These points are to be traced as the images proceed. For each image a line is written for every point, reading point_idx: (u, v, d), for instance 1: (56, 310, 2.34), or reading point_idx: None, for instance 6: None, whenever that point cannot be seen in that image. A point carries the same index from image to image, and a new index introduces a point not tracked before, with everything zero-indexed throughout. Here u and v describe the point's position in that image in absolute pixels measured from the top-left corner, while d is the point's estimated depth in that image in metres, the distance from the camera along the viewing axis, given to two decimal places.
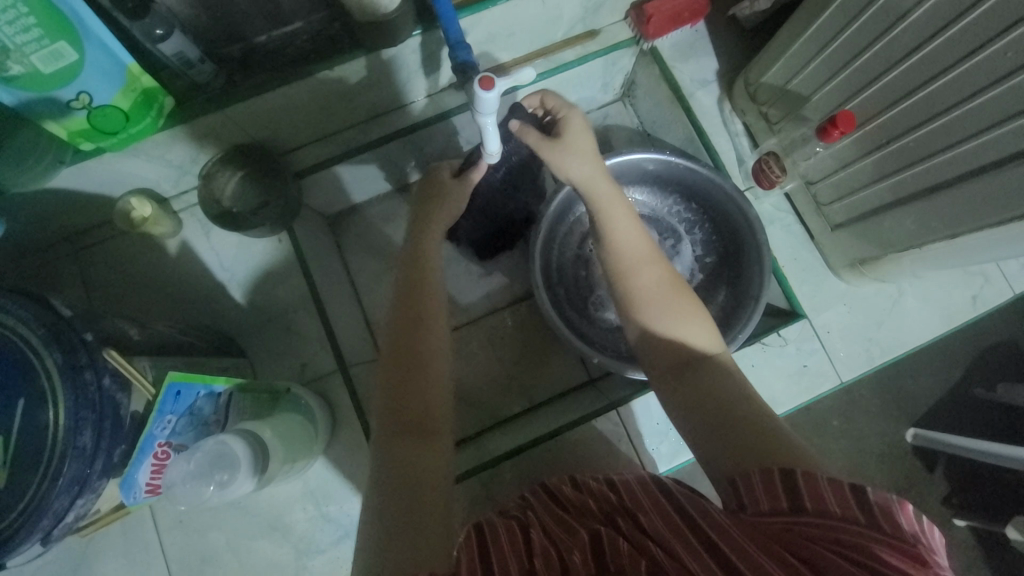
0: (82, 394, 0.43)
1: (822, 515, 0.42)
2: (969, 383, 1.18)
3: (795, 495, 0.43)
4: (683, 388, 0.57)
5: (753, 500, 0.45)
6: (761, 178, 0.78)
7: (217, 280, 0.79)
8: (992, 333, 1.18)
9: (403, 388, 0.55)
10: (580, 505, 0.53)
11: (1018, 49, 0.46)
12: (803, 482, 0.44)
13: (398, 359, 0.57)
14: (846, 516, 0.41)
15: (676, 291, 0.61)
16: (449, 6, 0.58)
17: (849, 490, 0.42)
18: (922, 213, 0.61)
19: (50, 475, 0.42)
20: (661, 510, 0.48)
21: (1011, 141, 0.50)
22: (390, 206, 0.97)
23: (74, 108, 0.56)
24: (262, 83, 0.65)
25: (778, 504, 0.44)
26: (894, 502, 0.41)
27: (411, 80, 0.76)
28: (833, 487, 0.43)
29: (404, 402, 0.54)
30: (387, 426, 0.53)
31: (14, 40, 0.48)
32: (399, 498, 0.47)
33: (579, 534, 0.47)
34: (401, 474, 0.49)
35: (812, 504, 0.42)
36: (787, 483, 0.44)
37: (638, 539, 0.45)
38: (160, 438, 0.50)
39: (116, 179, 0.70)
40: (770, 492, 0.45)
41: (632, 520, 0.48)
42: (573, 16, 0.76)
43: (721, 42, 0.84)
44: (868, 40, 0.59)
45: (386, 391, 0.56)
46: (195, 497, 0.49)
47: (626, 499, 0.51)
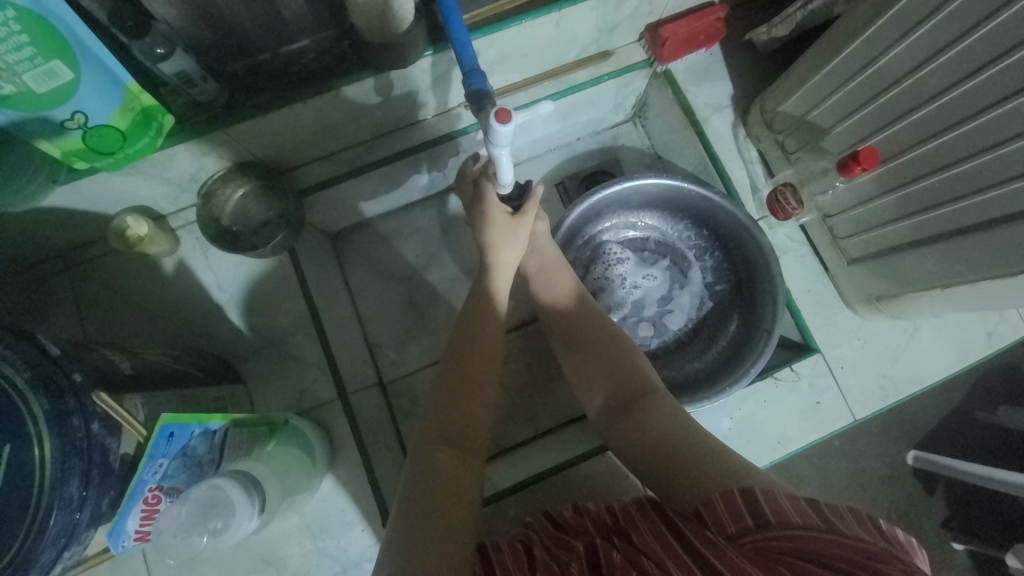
0: (70, 441, 0.41)
1: (788, 526, 0.42)
2: (972, 406, 1.17)
3: (758, 512, 0.44)
4: (633, 429, 0.58)
5: (719, 523, 0.45)
6: (776, 209, 0.75)
7: (216, 300, 0.77)
8: (994, 357, 1.17)
9: (437, 410, 0.59)
10: (578, 527, 0.55)
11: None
12: (763, 497, 0.44)
13: (451, 374, 0.61)
14: (808, 524, 0.42)
15: (610, 344, 0.66)
16: (463, 31, 0.54)
17: (807, 503, 0.44)
18: (944, 255, 0.59)
19: (35, 529, 0.40)
20: (655, 529, 0.49)
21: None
22: (393, 223, 0.95)
23: (69, 128, 0.54)
24: (267, 103, 0.63)
25: (744, 523, 0.44)
26: (846, 512, 0.43)
27: (420, 99, 0.73)
28: (792, 501, 0.44)
29: (444, 418, 0.58)
30: (427, 439, 0.56)
31: (5, 58, 0.45)
32: (428, 508, 0.50)
33: (575, 549, 0.50)
34: (442, 483, 0.52)
35: (775, 516, 0.43)
36: (747, 499, 0.45)
37: (630, 553, 0.47)
38: (150, 483, 0.48)
39: (113, 197, 0.68)
40: (734, 512, 0.45)
41: (627, 540, 0.50)
42: (586, 37, 0.74)
43: (736, 67, 0.82)
44: (894, 77, 0.57)
45: (432, 408, 0.59)
46: (189, 548, 0.47)
47: (623, 521, 0.53)
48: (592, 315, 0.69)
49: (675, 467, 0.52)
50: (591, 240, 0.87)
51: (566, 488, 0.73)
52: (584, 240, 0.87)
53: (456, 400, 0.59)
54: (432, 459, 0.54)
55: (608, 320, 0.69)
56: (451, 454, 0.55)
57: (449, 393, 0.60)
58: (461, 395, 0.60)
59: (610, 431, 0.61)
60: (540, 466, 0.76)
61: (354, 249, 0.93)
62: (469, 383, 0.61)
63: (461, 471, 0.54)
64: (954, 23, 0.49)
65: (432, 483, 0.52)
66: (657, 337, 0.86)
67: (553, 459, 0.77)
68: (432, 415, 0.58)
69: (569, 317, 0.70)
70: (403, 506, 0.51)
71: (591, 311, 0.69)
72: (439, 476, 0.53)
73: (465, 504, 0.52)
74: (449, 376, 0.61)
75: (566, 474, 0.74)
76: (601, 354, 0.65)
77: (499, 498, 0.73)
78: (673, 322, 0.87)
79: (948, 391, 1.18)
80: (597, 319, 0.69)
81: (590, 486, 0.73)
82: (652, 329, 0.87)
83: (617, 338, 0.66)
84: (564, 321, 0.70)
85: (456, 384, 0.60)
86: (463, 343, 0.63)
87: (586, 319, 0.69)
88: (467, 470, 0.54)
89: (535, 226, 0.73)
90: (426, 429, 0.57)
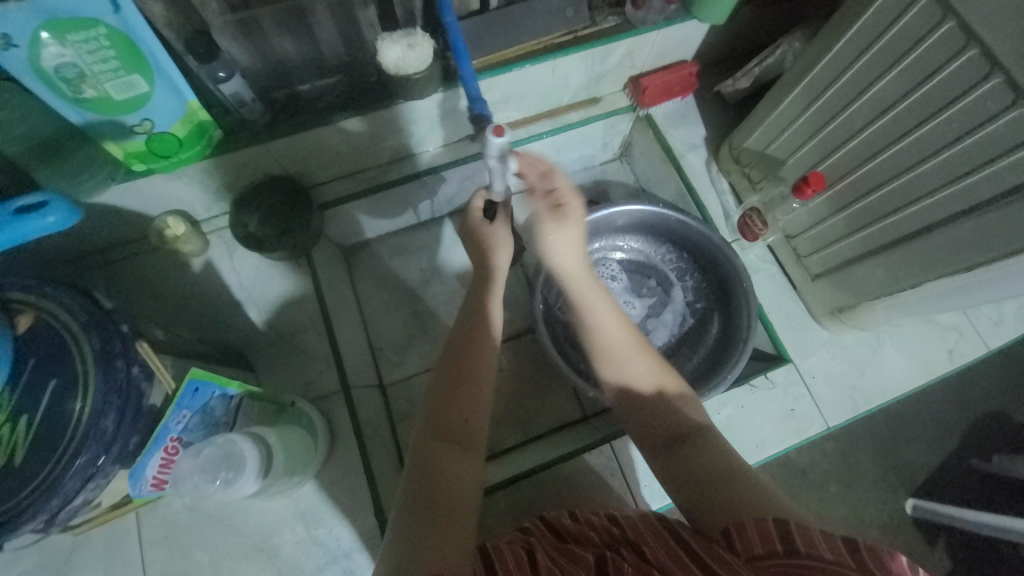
0: (112, 379, 0.46)
1: (817, 558, 0.42)
2: (965, 454, 1.19)
3: (787, 538, 0.44)
4: (671, 463, 0.58)
5: (746, 544, 0.46)
6: (745, 231, 0.85)
7: (234, 297, 0.84)
8: (978, 405, 1.21)
9: (443, 407, 0.59)
10: (582, 537, 0.57)
11: (962, 117, 0.53)
12: (797, 529, 0.45)
13: (447, 380, 0.61)
14: (838, 560, 0.42)
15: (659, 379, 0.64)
16: (470, 68, 0.65)
17: (842, 541, 0.43)
18: (888, 264, 0.67)
19: (67, 456, 0.44)
20: (666, 543, 0.51)
21: (973, 194, 0.54)
22: (402, 242, 1.04)
23: (136, 132, 0.64)
24: (303, 123, 0.74)
25: (772, 547, 0.45)
26: (883, 552, 0.42)
27: (433, 129, 0.85)
28: (826, 537, 0.43)
29: (445, 416, 0.59)
30: (428, 439, 0.57)
31: (92, 68, 0.56)
32: (427, 520, 0.50)
33: (582, 559, 0.51)
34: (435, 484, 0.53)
35: (802, 547, 0.43)
36: (780, 528, 0.45)
37: (639, 564, 0.49)
38: (172, 433, 0.51)
39: (158, 200, 0.77)
40: (762, 536, 0.46)
41: (636, 551, 0.52)
42: (577, 84, 0.88)
43: (708, 113, 0.95)
44: (827, 117, 0.68)
45: (431, 408, 0.59)
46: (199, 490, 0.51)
47: (629, 533, 0.55)
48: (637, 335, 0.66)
49: (707, 498, 0.53)
50: None
51: (554, 485, 0.76)
52: None
53: (456, 404, 0.60)
54: (431, 460, 0.55)
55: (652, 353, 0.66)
56: (448, 452, 0.56)
57: (449, 395, 0.60)
58: (460, 396, 0.60)
59: (654, 459, 0.61)
60: (530, 463, 0.80)
61: (364, 263, 1.01)
62: (463, 387, 0.61)
63: (457, 472, 0.55)
64: (872, 66, 0.60)
65: (430, 483, 0.53)
66: None
67: (542, 458, 0.80)
68: (430, 415, 0.59)
69: (613, 343, 0.65)
70: (405, 507, 0.52)
71: (635, 345, 0.65)
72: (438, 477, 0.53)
73: (466, 505, 0.52)
74: (454, 375, 0.61)
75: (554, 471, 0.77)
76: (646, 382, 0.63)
77: (491, 490, 0.75)
78: (657, 338, 0.93)
79: (939, 438, 1.21)
80: (638, 351, 0.65)
81: (577, 481, 0.76)
82: None
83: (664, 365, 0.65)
84: (601, 342, 0.65)
85: (459, 384, 0.60)
86: (460, 345, 0.64)
87: (629, 349, 0.65)
88: (466, 472, 0.55)
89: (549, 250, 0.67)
90: (424, 427, 0.58)
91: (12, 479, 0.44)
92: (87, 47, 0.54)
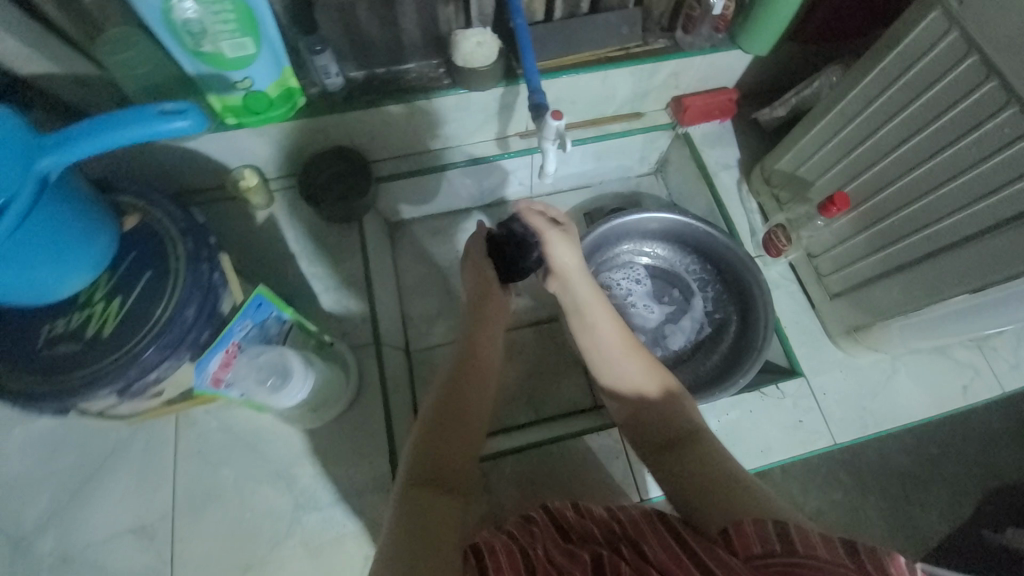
0: (198, 277, 0.54)
1: (813, 558, 0.40)
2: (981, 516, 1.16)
3: (785, 539, 0.43)
4: (671, 466, 0.61)
5: (744, 543, 0.45)
6: (770, 246, 0.89)
7: (287, 249, 0.91)
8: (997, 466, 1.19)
9: (432, 446, 0.61)
10: (582, 530, 0.57)
11: (981, 143, 0.57)
12: (794, 529, 0.44)
13: (441, 418, 0.64)
14: (833, 560, 0.40)
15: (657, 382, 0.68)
16: (534, 64, 0.73)
17: (842, 545, 0.41)
18: (905, 284, 0.70)
19: (152, 334, 0.51)
20: (663, 542, 0.51)
21: (991, 214, 0.58)
22: (442, 225, 1.11)
23: (236, 88, 0.72)
24: (376, 99, 0.83)
25: (768, 547, 0.44)
26: (886, 555, 0.39)
27: (487, 121, 0.94)
28: (824, 539, 0.42)
29: (435, 458, 0.60)
30: (416, 476, 0.58)
31: (213, 26, 0.63)
32: (415, 551, 0.49)
33: (580, 557, 0.51)
34: (425, 522, 0.52)
35: (800, 546, 0.42)
36: (777, 528, 0.44)
37: (634, 561, 0.49)
38: (235, 337, 0.57)
39: (238, 153, 0.86)
40: (760, 536, 0.45)
41: (634, 548, 0.51)
42: (623, 97, 0.95)
43: (744, 137, 1.01)
44: (855, 142, 0.73)
45: (421, 447, 0.61)
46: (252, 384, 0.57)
47: (629, 530, 0.55)
48: (633, 339, 0.72)
49: (710, 501, 0.54)
50: (609, 259, 1.00)
51: (560, 459, 0.80)
52: (603, 260, 1.00)
53: (447, 445, 0.62)
54: (417, 499, 0.55)
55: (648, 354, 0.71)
56: (433, 495, 0.56)
57: (441, 436, 0.63)
58: (451, 436, 0.63)
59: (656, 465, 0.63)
60: (539, 437, 0.84)
61: (406, 240, 1.08)
62: (459, 431, 0.64)
63: (441, 510, 0.54)
64: (901, 95, 0.65)
65: (419, 522, 0.52)
66: (657, 352, 0.96)
67: (550, 434, 0.84)
68: (421, 451, 0.61)
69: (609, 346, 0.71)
70: (395, 528, 0.52)
71: (633, 344, 0.70)
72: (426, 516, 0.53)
73: (452, 546, 0.51)
74: (445, 415, 0.65)
75: (562, 446, 0.81)
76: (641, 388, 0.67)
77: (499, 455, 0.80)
78: (674, 341, 0.97)
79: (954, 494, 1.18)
80: (636, 354, 0.70)
81: (583, 458, 0.80)
82: (654, 345, 0.97)
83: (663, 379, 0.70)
84: (598, 345, 0.71)
85: (448, 426, 0.64)
86: (455, 389, 0.68)
87: (627, 350, 0.70)
88: (451, 511, 0.55)
89: (559, 262, 0.74)
90: (412, 466, 0.59)
91: (98, 348, 0.51)
92: (213, 7, 0.61)
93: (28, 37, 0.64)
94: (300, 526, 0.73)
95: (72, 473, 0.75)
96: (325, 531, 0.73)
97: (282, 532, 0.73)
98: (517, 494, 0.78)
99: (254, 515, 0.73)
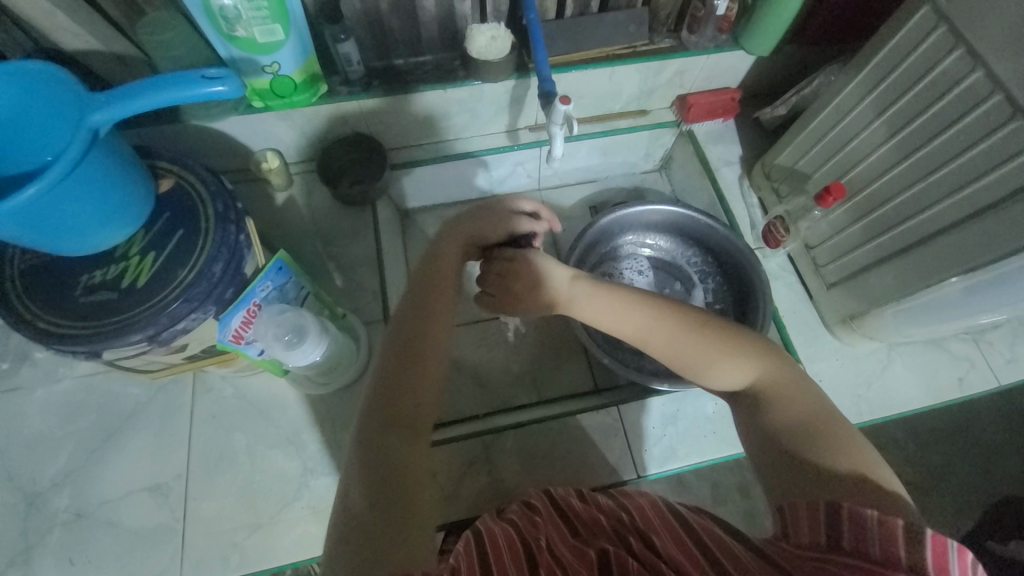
0: (226, 236, 0.58)
1: (862, 556, 0.41)
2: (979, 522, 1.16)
3: (836, 529, 0.43)
4: (745, 425, 0.57)
5: (796, 531, 0.45)
6: (769, 238, 0.92)
7: (303, 229, 0.95)
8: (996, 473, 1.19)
9: (390, 385, 0.56)
10: (591, 520, 0.58)
11: (969, 131, 0.60)
12: (848, 518, 0.42)
13: (399, 360, 0.57)
14: (886, 557, 0.40)
15: (705, 352, 0.60)
16: (544, 55, 0.76)
17: (899, 531, 0.40)
18: (898, 270, 0.72)
19: (182, 285, 0.55)
20: (677, 536, 0.50)
21: (980, 198, 0.60)
22: (453, 214, 1.15)
23: (264, 72, 0.77)
24: (394, 87, 0.87)
25: (819, 539, 0.43)
26: (943, 542, 0.39)
27: (499, 113, 0.98)
28: (883, 526, 0.41)
29: (393, 397, 0.55)
30: (372, 417, 0.54)
31: (247, 13, 0.68)
32: (383, 499, 0.48)
33: (586, 555, 0.50)
34: (387, 469, 0.51)
35: (852, 542, 0.41)
36: (832, 516, 0.43)
37: (648, 559, 0.48)
38: (256, 297, 0.61)
39: (262, 137, 0.90)
40: (812, 524, 0.44)
41: (644, 541, 0.51)
42: (630, 94, 0.99)
43: (746, 135, 1.05)
44: (851, 134, 0.76)
45: (378, 386, 0.56)
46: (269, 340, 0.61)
47: (638, 522, 0.55)
48: (658, 312, 0.63)
49: (783, 468, 0.51)
50: (612, 249, 1.04)
51: (559, 435, 0.82)
52: (607, 249, 1.03)
53: (407, 386, 0.56)
54: (377, 436, 0.53)
55: (685, 323, 0.61)
56: (397, 436, 0.53)
57: (401, 372, 0.57)
58: (411, 377, 0.56)
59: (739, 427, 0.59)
60: (539, 414, 0.86)
61: (416, 228, 1.12)
62: (419, 370, 0.57)
63: (407, 451, 0.53)
64: (894, 87, 0.68)
65: (382, 465, 0.51)
66: None
67: (551, 411, 0.86)
68: (380, 390, 0.56)
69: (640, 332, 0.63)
70: (361, 471, 0.51)
71: (664, 320, 0.62)
72: (390, 461, 0.51)
73: (418, 489, 0.51)
74: (403, 352, 0.58)
75: (561, 423, 0.83)
76: (696, 355, 0.60)
77: (500, 430, 0.82)
78: None
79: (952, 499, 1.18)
80: (666, 323, 0.62)
81: (582, 434, 0.82)
82: None
83: (715, 322, 0.61)
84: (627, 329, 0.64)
85: (407, 366, 0.57)
86: (412, 327, 0.60)
87: (658, 330, 0.62)
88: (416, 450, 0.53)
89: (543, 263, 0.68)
90: (371, 403, 0.55)
91: (132, 297, 0.55)
92: None
93: (77, 17, 0.69)
94: (307, 489, 0.76)
95: (92, 432, 0.78)
96: (331, 495, 0.75)
97: (290, 495, 0.75)
98: (517, 467, 0.80)
99: (264, 477, 0.76)
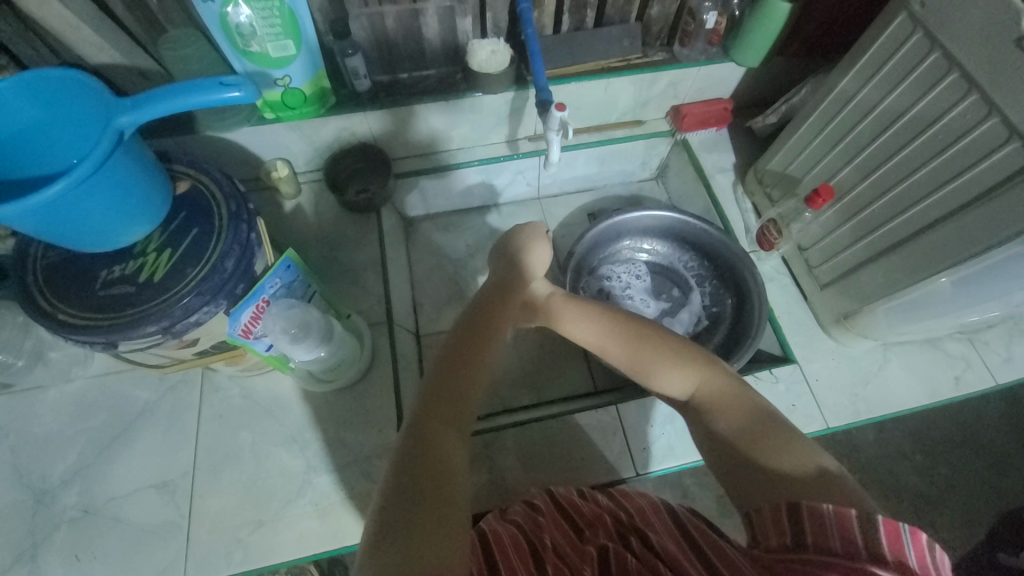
0: (238, 233, 0.61)
1: (823, 551, 0.41)
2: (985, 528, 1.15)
3: (798, 528, 0.43)
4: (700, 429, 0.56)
5: (764, 534, 0.45)
6: (763, 241, 0.95)
7: (310, 235, 0.99)
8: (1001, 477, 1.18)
9: (438, 377, 0.57)
10: (590, 517, 0.59)
11: (946, 131, 0.63)
12: (808, 514, 0.43)
13: (452, 354, 0.58)
14: (846, 552, 0.40)
15: (658, 362, 0.60)
16: (541, 66, 0.80)
17: (858, 521, 0.41)
18: (886, 268, 0.74)
19: (196, 279, 0.58)
20: (673, 534, 0.52)
21: (961, 194, 0.63)
22: (455, 222, 1.18)
23: (276, 85, 0.82)
24: (399, 99, 0.92)
25: (784, 538, 0.44)
26: (902, 530, 0.40)
27: (499, 124, 1.02)
28: (841, 519, 0.42)
29: (443, 388, 0.56)
30: (420, 406, 0.54)
31: (260, 29, 0.73)
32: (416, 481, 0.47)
33: (587, 552, 0.51)
34: (427, 452, 0.50)
35: (812, 537, 0.42)
36: (796, 514, 0.44)
37: (643, 555, 0.49)
38: (265, 294, 0.64)
39: (272, 147, 0.95)
40: (777, 523, 0.45)
41: (642, 538, 0.52)
42: (625, 105, 1.03)
43: (739, 144, 1.08)
44: (837, 138, 0.79)
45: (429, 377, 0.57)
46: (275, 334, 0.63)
47: (636, 519, 0.56)
48: (619, 322, 0.65)
49: (742, 469, 0.50)
50: (610, 254, 1.06)
51: (559, 434, 0.83)
52: (605, 254, 1.06)
53: (453, 377, 0.57)
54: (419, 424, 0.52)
55: (642, 332, 0.63)
56: (440, 426, 0.53)
57: (452, 367, 0.58)
58: (467, 368, 0.57)
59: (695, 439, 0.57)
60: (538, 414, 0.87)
61: (419, 235, 1.16)
62: (474, 361, 0.58)
63: (444, 441, 0.51)
64: (876, 92, 0.71)
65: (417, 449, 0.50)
66: None
67: (550, 411, 0.88)
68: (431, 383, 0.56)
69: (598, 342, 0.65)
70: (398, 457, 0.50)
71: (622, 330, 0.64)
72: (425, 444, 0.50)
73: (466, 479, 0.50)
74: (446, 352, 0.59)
75: (561, 422, 0.84)
76: (650, 361, 0.61)
77: (500, 428, 0.83)
78: None
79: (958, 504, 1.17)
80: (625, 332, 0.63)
81: (581, 433, 0.83)
82: None
83: (662, 332, 0.62)
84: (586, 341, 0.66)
85: (459, 359, 0.58)
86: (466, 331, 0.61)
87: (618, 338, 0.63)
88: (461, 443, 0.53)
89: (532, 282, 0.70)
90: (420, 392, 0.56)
91: (149, 291, 0.57)
92: (262, 13, 0.71)
93: (103, 33, 0.73)
94: (310, 487, 0.77)
95: (102, 431, 0.80)
96: (334, 492, 0.76)
97: (293, 492, 0.77)
98: (517, 465, 0.81)
99: (267, 475, 0.77)
